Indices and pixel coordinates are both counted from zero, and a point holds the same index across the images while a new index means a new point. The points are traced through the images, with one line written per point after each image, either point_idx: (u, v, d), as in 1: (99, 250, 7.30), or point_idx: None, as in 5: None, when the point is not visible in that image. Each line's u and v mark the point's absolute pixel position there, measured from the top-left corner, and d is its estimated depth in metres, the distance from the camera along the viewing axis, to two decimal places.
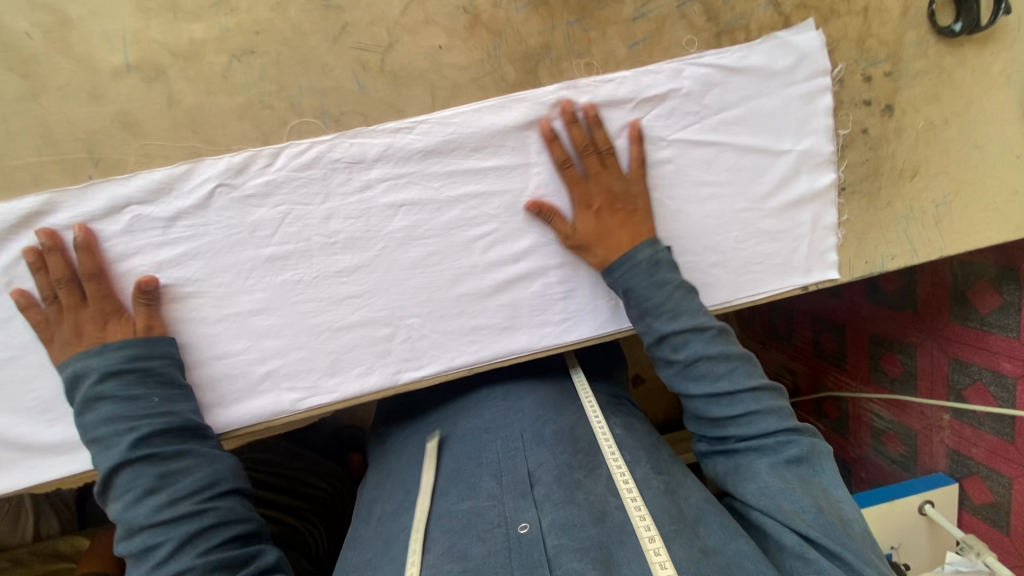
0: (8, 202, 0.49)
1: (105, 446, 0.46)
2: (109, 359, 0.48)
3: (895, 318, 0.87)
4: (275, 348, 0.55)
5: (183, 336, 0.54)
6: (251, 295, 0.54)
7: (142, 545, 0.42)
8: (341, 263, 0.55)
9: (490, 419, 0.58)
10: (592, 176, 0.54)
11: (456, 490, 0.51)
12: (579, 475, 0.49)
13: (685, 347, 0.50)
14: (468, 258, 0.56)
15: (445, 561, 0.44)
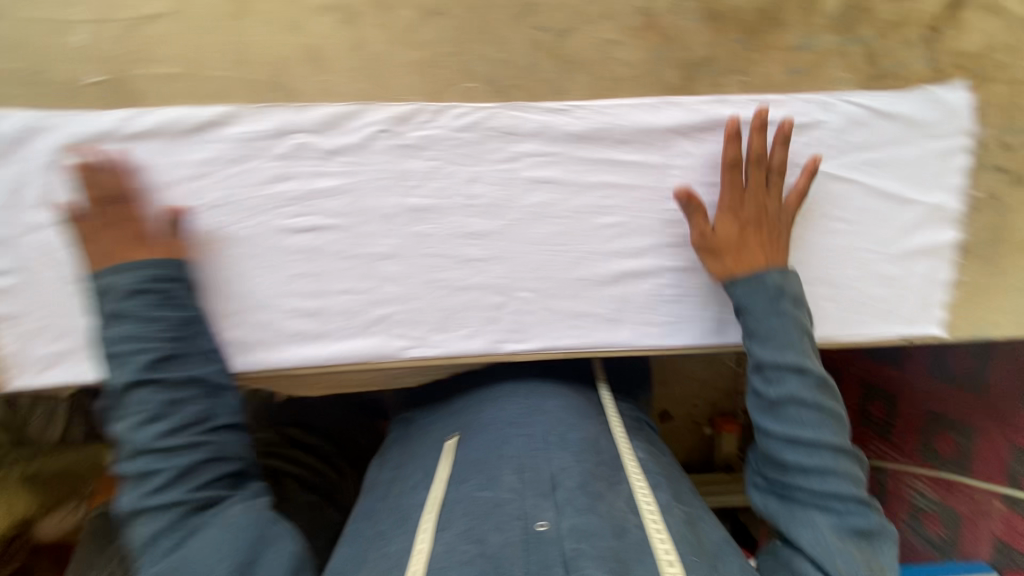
0: (195, 108, 0.53)
1: (118, 361, 0.49)
2: (117, 280, 0.50)
3: (960, 398, 0.82)
4: (394, 295, 0.58)
5: (222, 266, 0.56)
6: (386, 240, 0.57)
7: (140, 465, 0.48)
8: (473, 226, 0.57)
9: (515, 414, 0.60)
10: (752, 189, 0.54)
11: (475, 478, 0.52)
12: (598, 487, 0.51)
13: (781, 383, 0.50)
14: (591, 245, 0.58)
15: (457, 552, 0.46)
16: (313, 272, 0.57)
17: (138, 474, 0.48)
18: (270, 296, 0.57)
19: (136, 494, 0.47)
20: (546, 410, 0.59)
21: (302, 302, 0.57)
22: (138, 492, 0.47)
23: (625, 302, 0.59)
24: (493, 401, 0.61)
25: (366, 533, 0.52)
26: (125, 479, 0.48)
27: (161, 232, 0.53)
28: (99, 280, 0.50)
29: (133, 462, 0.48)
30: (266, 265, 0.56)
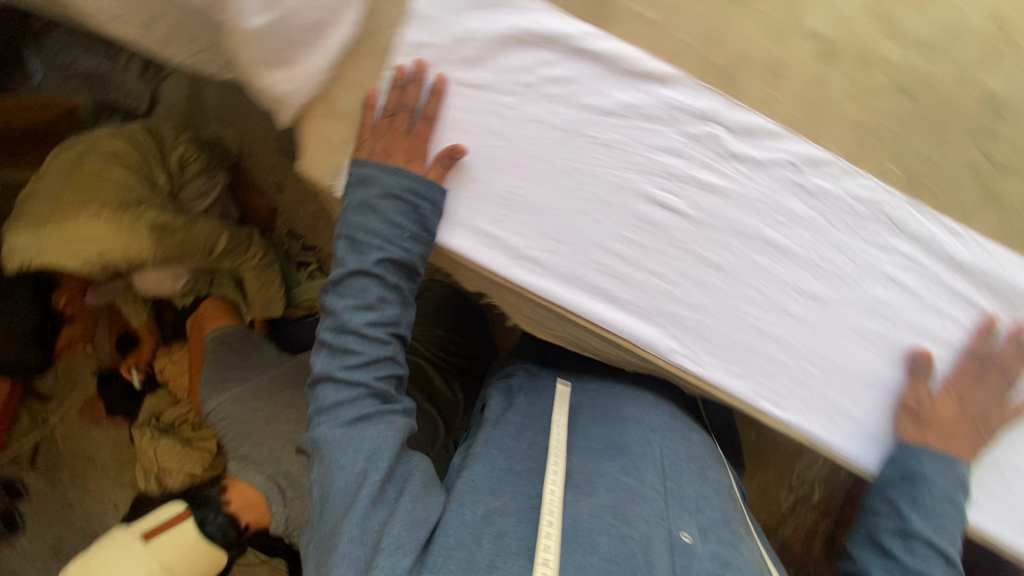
0: (647, 55, 0.54)
1: (359, 247, 0.59)
2: (380, 182, 0.57)
3: None
4: (699, 303, 0.59)
5: (574, 204, 0.58)
6: (726, 254, 0.58)
7: (341, 342, 0.61)
8: (807, 286, 0.57)
9: (653, 426, 0.74)
10: (984, 387, 0.57)
11: (609, 464, 0.66)
12: (724, 522, 0.64)
13: (921, 559, 0.57)
14: (894, 361, 0.58)
15: (601, 522, 0.58)
16: (644, 244, 0.58)
17: (337, 347, 0.61)
18: (595, 244, 0.59)
19: (332, 364, 0.61)
20: (674, 434, 0.74)
21: (618, 264, 0.59)
22: (333, 363, 0.61)
23: (889, 426, 0.60)
24: (620, 403, 0.77)
25: (491, 467, 0.67)
26: (328, 340, 0.62)
27: (434, 156, 0.58)
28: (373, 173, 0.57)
29: (337, 335, 0.61)
30: (609, 215, 0.58)
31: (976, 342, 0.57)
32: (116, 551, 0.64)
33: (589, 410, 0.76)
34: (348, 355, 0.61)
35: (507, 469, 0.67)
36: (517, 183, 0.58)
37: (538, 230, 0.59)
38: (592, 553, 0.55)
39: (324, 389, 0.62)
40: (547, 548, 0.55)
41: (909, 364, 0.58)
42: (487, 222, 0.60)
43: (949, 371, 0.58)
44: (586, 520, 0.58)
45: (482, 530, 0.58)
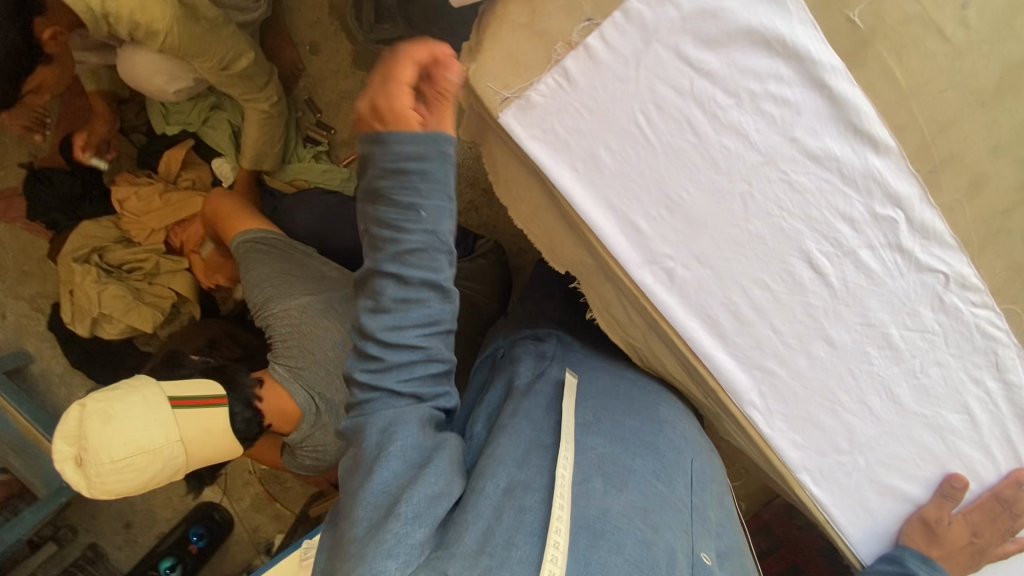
0: (874, 116, 0.50)
1: (378, 245, 0.53)
2: (384, 162, 0.51)
3: None
4: (796, 369, 0.59)
5: (732, 234, 0.55)
6: (842, 334, 0.58)
7: (363, 343, 0.56)
8: (895, 389, 0.59)
9: (683, 433, 0.69)
10: (995, 524, 0.62)
11: (635, 457, 0.60)
12: (737, 554, 0.63)
13: None
14: (933, 481, 0.62)
15: (629, 521, 0.53)
16: (777, 297, 0.57)
17: (359, 350, 0.56)
18: (733, 279, 0.57)
19: (354, 366, 0.57)
20: (701, 448, 0.71)
21: (742, 305, 0.57)
22: (355, 364, 0.57)
23: (895, 528, 0.64)
24: (662, 402, 0.71)
25: (518, 439, 0.58)
26: (354, 347, 0.57)
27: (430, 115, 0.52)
28: (378, 150, 0.51)
29: (361, 338, 0.56)
30: (760, 259, 0.56)
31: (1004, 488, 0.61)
32: (135, 415, 0.72)
33: (624, 398, 0.69)
34: (369, 358, 0.55)
35: (532, 444, 0.58)
36: (688, 189, 0.54)
37: (686, 244, 0.56)
38: (614, 553, 0.50)
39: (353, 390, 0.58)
40: (557, 529, 0.49)
41: (940, 491, 0.62)
42: (639, 216, 0.55)
43: (972, 502, 0.62)
44: (614, 516, 0.53)
45: (504, 503, 0.52)
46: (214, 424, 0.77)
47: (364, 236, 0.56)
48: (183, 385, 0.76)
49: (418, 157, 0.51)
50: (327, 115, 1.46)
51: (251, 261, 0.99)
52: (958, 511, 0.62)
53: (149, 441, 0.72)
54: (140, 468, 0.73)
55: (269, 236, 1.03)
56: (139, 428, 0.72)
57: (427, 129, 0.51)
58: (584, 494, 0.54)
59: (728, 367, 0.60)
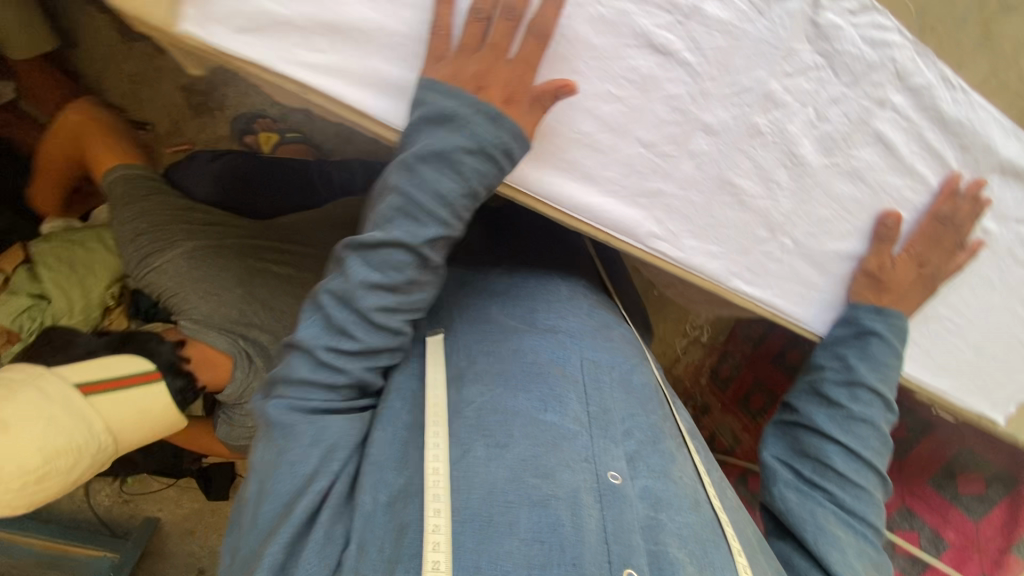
0: None
1: (404, 210, 0.44)
2: (468, 130, 0.42)
3: None
4: (683, 177, 0.51)
5: (551, 53, 0.44)
6: (721, 112, 0.48)
7: (345, 306, 0.45)
8: (799, 151, 0.51)
9: (576, 332, 0.58)
10: (942, 245, 0.57)
11: (531, 395, 0.48)
12: (654, 443, 0.49)
13: (855, 401, 0.57)
14: (869, 226, 0.57)
15: (521, 486, 0.41)
16: (632, 105, 0.47)
17: (337, 322, 0.45)
18: (578, 104, 0.46)
19: (320, 340, 0.45)
20: (603, 329, 0.62)
21: (594, 133, 0.47)
22: (319, 338, 0.45)
23: (845, 292, 0.60)
24: (547, 292, 0.63)
25: (392, 430, 0.46)
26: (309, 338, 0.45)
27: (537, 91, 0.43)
28: (479, 130, 0.43)
29: (340, 307, 0.45)
30: (593, 70, 0.45)
31: (944, 204, 0.56)
32: (34, 409, 0.59)
33: (505, 325, 0.57)
34: (352, 332, 0.45)
35: (407, 428, 0.46)
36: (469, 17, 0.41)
37: None
38: (506, 544, 0.37)
39: (294, 364, 0.45)
40: (434, 544, 0.37)
41: (879, 236, 0.56)
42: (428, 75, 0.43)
43: (910, 232, 0.57)
44: (502, 489, 0.40)
45: (383, 525, 0.40)
46: (152, 399, 0.68)
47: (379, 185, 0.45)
48: (88, 366, 0.64)
49: (507, 167, 0.44)
50: (131, 109, 1.07)
51: (125, 206, 0.82)
52: (899, 247, 0.58)
53: (65, 439, 0.60)
54: (62, 472, 0.61)
55: (132, 171, 0.84)
56: (56, 431, 0.59)
57: (519, 124, 0.43)
58: (463, 471, 0.42)
59: (612, 209, 0.51)
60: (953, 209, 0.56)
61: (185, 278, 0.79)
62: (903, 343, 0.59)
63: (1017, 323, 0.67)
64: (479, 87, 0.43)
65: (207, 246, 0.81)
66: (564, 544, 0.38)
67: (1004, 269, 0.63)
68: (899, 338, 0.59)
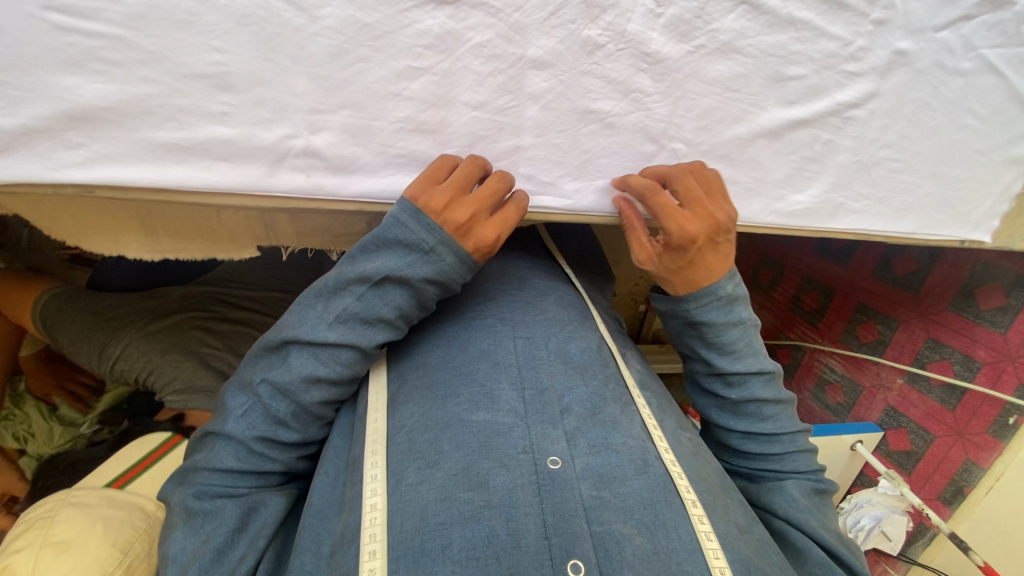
0: None
1: (350, 320, 0.44)
2: (442, 262, 0.44)
3: (892, 294, 1.10)
4: (536, 123, 0.46)
5: (326, 51, 0.39)
6: (545, 41, 0.43)
7: (283, 398, 0.43)
8: (652, 48, 0.45)
9: (508, 311, 0.56)
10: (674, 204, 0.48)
11: (466, 396, 0.46)
12: (598, 407, 0.47)
13: (740, 387, 0.51)
14: (763, 97, 0.50)
15: (453, 503, 0.39)
16: (440, 71, 0.41)
17: (274, 414, 0.43)
18: (381, 92, 0.41)
19: (257, 428, 0.43)
20: (537, 299, 0.59)
21: (415, 114, 0.43)
22: (256, 424, 0.43)
23: (761, 174, 0.55)
24: (483, 279, 0.60)
25: (332, 475, 0.45)
26: (261, 408, 0.43)
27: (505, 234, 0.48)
28: (446, 259, 0.44)
29: (278, 397, 0.43)
30: (380, 51, 0.40)
31: (661, 168, 0.50)
32: (78, 517, 0.46)
33: (440, 330, 0.55)
34: (290, 424, 0.44)
35: (348, 466, 0.45)
36: (217, 47, 0.37)
37: (286, 109, 0.40)
38: (439, 571, 0.35)
39: (218, 451, 0.42)
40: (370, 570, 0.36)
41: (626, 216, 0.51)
42: (205, 123, 0.39)
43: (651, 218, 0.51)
44: (434, 512, 0.38)
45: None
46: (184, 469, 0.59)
47: (327, 276, 0.45)
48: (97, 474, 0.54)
49: (462, 278, 0.46)
50: None
51: (59, 327, 0.71)
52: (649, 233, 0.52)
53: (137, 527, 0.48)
54: (149, 560, 0.48)
55: (57, 290, 0.74)
56: (114, 525, 0.47)
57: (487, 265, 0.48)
58: (399, 500, 0.40)
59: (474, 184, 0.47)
60: (678, 166, 0.49)
61: (150, 356, 0.67)
62: (732, 288, 0.50)
63: (973, 135, 0.59)
64: (461, 231, 0.44)
65: (154, 317, 0.72)
66: (502, 552, 0.36)
67: (941, 86, 0.55)
68: (741, 302, 0.52)
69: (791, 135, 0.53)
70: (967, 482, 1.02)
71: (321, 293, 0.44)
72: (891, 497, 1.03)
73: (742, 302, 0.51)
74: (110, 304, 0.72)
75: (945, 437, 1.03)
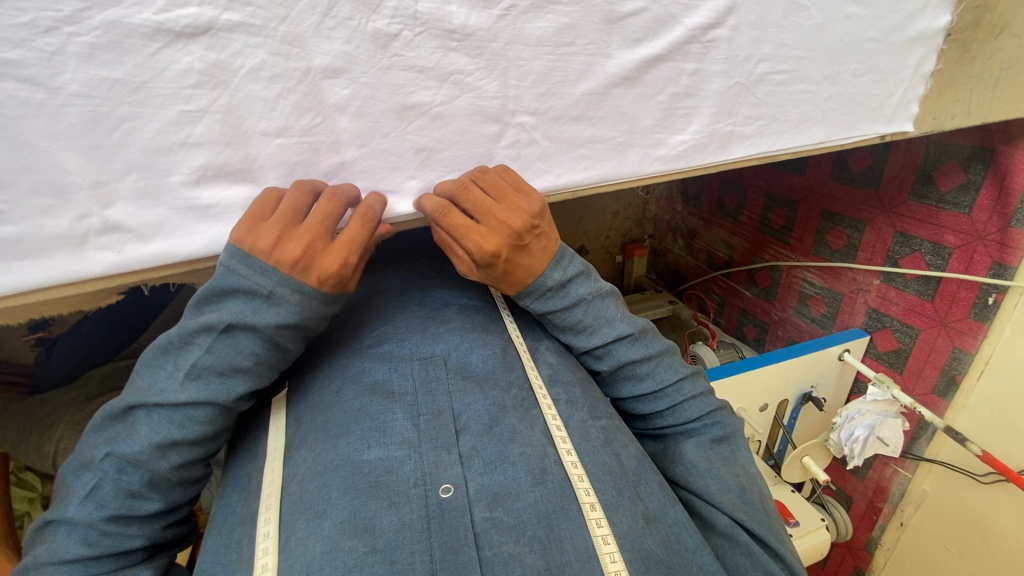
0: None
1: (197, 375, 0.42)
2: (288, 304, 0.42)
3: (855, 196, 1.02)
4: (354, 133, 0.42)
5: (81, 117, 0.35)
6: (329, 45, 0.38)
7: (134, 470, 0.40)
8: (455, 22, 0.41)
9: (405, 328, 0.48)
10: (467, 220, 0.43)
11: (358, 430, 0.38)
12: (500, 412, 0.40)
13: (608, 357, 0.48)
14: (603, 43, 0.46)
15: (337, 555, 0.31)
16: (221, 107, 0.38)
17: (127, 489, 0.40)
18: (164, 146, 0.38)
19: (108, 506, 0.40)
20: (440, 311, 0.51)
21: (211, 159, 0.39)
22: (105, 503, 0.40)
23: (631, 124, 0.50)
24: (375, 299, 0.52)
25: (227, 532, 0.38)
26: (108, 484, 0.40)
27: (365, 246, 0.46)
28: (291, 299, 0.42)
29: (128, 471, 0.40)
30: (144, 104, 0.36)
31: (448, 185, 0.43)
32: None
33: (329, 362, 0.46)
34: (148, 495, 0.41)
35: (243, 523, 0.37)
36: None
37: (62, 188, 0.37)
38: None
39: (62, 542, 0.39)
40: None
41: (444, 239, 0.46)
42: None
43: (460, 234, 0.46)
44: (320, 567, 0.31)
45: None
46: None
47: (160, 336, 0.43)
48: None
49: (318, 313, 0.44)
50: None
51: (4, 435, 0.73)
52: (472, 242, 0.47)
53: None
54: None
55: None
56: None
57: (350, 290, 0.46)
58: (288, 556, 0.33)
59: None
60: (455, 183, 0.42)
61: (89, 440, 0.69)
62: (561, 274, 0.46)
63: (861, 25, 0.54)
64: (301, 267, 0.42)
65: (79, 405, 0.72)
66: None
67: None
68: (583, 280, 0.48)
69: (651, 75, 0.49)
70: (958, 369, 0.94)
71: (168, 348, 0.43)
72: (880, 404, 1.00)
73: (578, 279, 0.47)
74: (46, 400, 0.74)
75: (928, 331, 0.95)
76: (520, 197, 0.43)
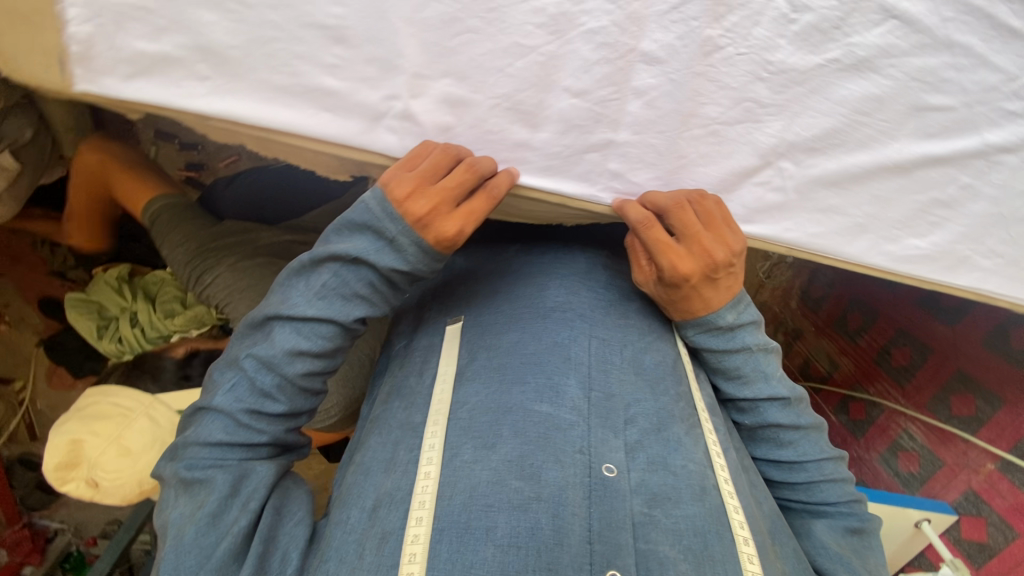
0: None
1: (328, 297, 0.44)
2: (401, 251, 0.44)
3: (1002, 371, 0.89)
4: (637, 119, 0.44)
5: (439, 17, 0.39)
6: (663, 34, 0.40)
7: (268, 371, 0.44)
8: (777, 55, 0.42)
9: (586, 305, 0.50)
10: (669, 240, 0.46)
11: (534, 383, 0.43)
12: (667, 417, 0.44)
13: (753, 413, 0.49)
14: (897, 126, 0.45)
15: (502, 489, 0.37)
16: (547, 53, 0.41)
17: (260, 388, 0.44)
18: (485, 66, 0.41)
19: (243, 401, 0.44)
20: (621, 301, 0.53)
21: (515, 93, 0.42)
22: (242, 398, 0.44)
23: (876, 210, 0.50)
24: (567, 270, 0.54)
25: (387, 434, 0.44)
26: (245, 381, 0.44)
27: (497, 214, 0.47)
28: (407, 250, 0.44)
29: (263, 370, 0.44)
30: (491, 25, 0.39)
31: (662, 200, 0.46)
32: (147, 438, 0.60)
33: (512, 310, 0.50)
34: (276, 397, 0.44)
35: (403, 427, 0.43)
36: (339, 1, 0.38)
37: (390, 69, 0.41)
38: (482, 552, 0.34)
39: (207, 425, 0.43)
40: (414, 535, 0.36)
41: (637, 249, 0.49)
42: (317, 72, 0.40)
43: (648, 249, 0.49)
44: (484, 494, 0.37)
45: (370, 526, 0.38)
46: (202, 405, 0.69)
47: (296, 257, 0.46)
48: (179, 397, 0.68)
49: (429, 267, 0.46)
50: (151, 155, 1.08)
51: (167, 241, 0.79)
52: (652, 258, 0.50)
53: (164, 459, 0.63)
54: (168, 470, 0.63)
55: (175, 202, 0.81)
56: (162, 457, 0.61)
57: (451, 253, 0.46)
58: (452, 473, 0.39)
59: (564, 184, 0.47)
60: (673, 201, 0.46)
61: (237, 285, 0.73)
62: (734, 317, 0.48)
63: None
64: (422, 223, 0.43)
65: (245, 255, 0.76)
66: (544, 547, 0.34)
67: None
68: (755, 328, 0.50)
69: (922, 173, 0.48)
70: None
71: (303, 270, 0.45)
72: None
73: (749, 327, 0.49)
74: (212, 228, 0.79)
75: None
76: (727, 232, 0.47)
